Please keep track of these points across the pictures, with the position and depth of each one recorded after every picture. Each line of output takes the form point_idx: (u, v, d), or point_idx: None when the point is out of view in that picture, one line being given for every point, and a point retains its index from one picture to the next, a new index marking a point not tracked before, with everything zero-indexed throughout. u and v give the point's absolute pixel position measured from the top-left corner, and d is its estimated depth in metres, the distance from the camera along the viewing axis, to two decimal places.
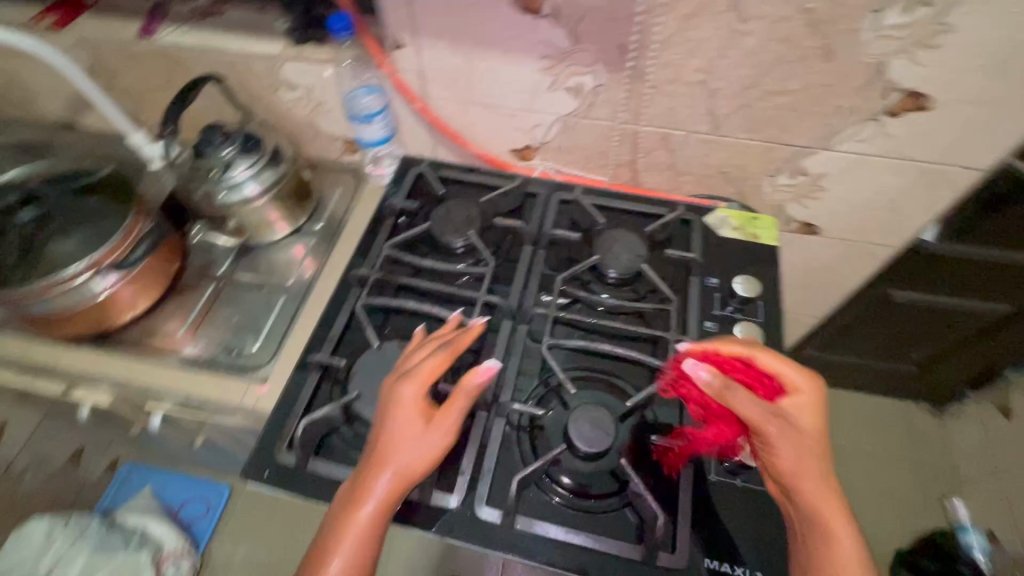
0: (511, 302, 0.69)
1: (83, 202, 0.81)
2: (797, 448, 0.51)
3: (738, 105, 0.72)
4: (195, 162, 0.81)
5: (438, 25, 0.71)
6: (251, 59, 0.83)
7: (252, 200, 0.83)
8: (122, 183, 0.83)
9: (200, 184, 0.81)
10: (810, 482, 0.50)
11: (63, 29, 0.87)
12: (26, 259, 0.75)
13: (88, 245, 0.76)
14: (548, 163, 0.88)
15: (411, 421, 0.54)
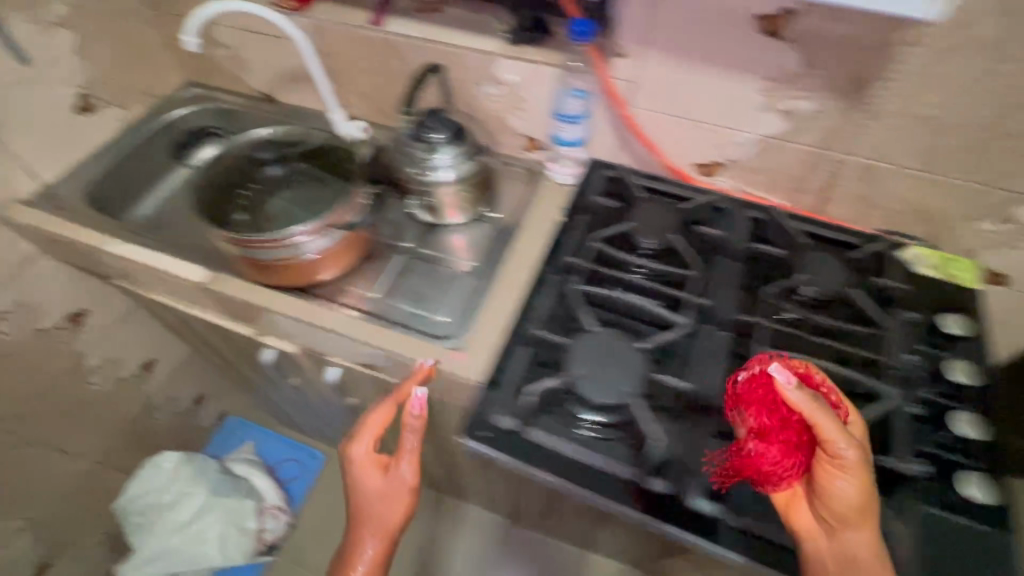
0: (715, 306, 0.73)
1: (314, 174, 0.90)
2: (865, 486, 0.51)
3: (962, 144, 0.72)
4: (405, 141, 0.87)
5: (671, 40, 0.75)
6: (469, 54, 0.89)
7: (437, 185, 0.88)
8: (343, 162, 0.91)
9: (404, 158, 0.88)
10: (864, 518, 0.52)
11: (299, 11, 0.96)
12: (263, 213, 0.85)
13: (311, 214, 0.85)
14: (733, 182, 0.90)
15: (373, 476, 0.71)
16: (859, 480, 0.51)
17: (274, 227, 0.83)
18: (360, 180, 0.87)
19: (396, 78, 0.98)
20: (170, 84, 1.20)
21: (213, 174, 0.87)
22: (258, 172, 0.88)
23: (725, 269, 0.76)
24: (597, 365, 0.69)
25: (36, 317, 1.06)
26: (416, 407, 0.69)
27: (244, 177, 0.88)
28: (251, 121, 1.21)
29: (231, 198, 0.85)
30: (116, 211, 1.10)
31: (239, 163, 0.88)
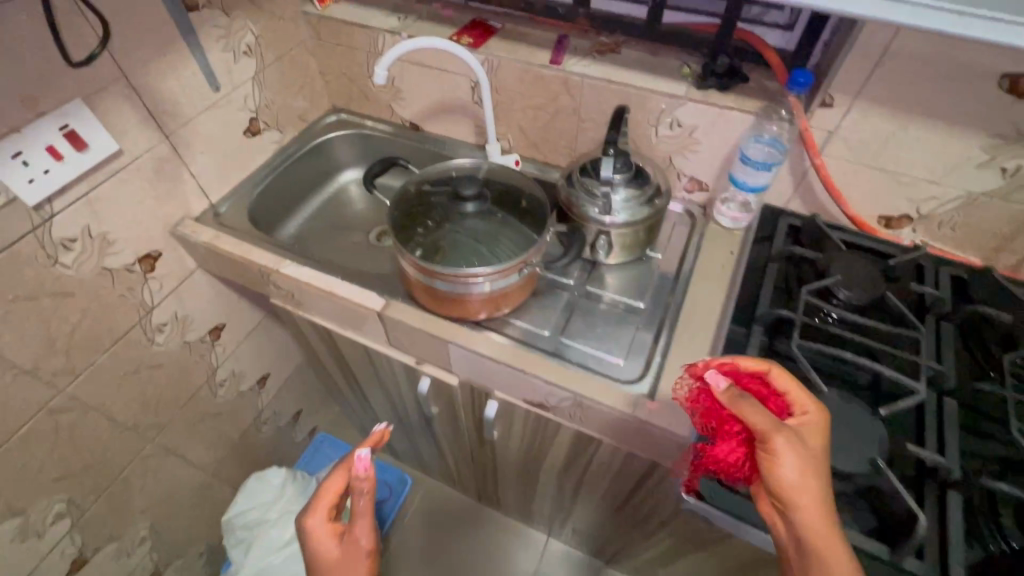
0: (948, 370, 0.67)
1: (498, 209, 0.87)
2: (803, 466, 0.52)
3: None
4: (585, 182, 0.86)
5: (890, 92, 0.73)
6: (653, 95, 0.89)
7: (595, 221, 0.86)
8: (525, 203, 0.89)
9: (574, 192, 0.87)
10: (808, 499, 0.51)
11: (477, 48, 0.98)
12: (446, 240, 0.83)
13: (492, 249, 0.81)
14: (921, 236, 0.87)
15: (327, 543, 0.72)
16: (799, 466, 0.51)
17: (456, 258, 0.80)
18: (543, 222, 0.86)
19: (563, 115, 0.99)
20: (319, 109, 1.23)
21: (404, 203, 0.89)
22: (447, 203, 0.87)
23: (941, 331, 0.72)
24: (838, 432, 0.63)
25: (186, 330, 1.08)
26: (361, 468, 0.73)
27: (434, 205, 0.88)
28: (394, 148, 1.23)
29: (410, 228, 0.85)
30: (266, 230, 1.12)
31: (429, 194, 0.90)
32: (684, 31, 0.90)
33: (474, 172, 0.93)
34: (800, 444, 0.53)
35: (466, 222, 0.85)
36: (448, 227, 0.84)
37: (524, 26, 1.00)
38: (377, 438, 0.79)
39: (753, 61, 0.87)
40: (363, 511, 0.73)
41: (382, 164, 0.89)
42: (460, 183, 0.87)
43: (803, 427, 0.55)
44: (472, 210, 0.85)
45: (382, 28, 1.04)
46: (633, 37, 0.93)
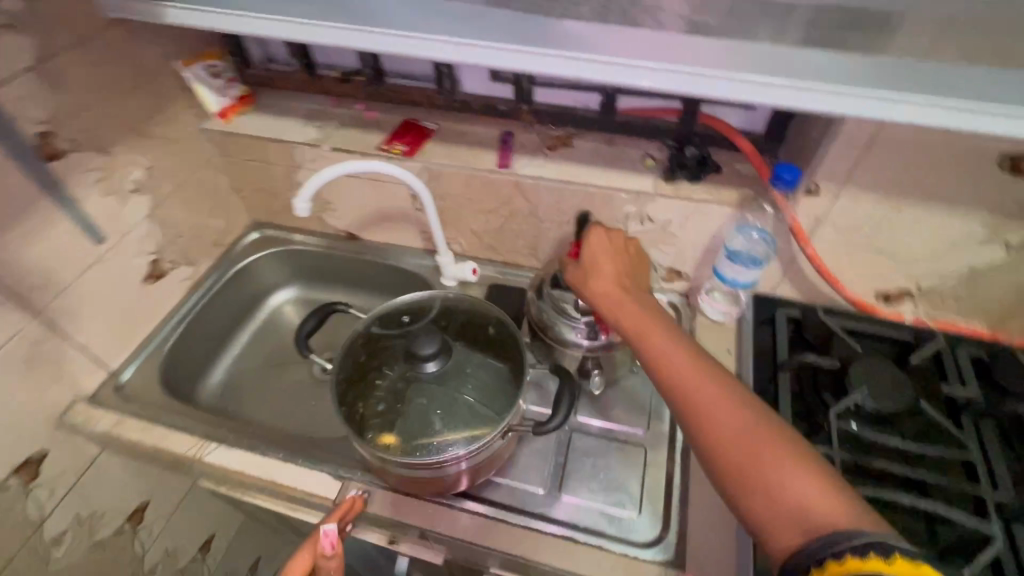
0: (1011, 498, 0.58)
1: (466, 361, 0.75)
2: (587, 278, 0.62)
3: None
4: (560, 299, 0.74)
5: (881, 177, 0.66)
6: (617, 194, 0.79)
7: (568, 346, 0.75)
8: (495, 346, 0.77)
9: (543, 312, 0.76)
10: (600, 302, 0.60)
11: (412, 156, 0.86)
12: (407, 413, 0.70)
13: (463, 412, 0.70)
14: (923, 310, 0.79)
15: None
16: (594, 282, 0.61)
17: (422, 442, 0.68)
18: (519, 371, 0.74)
19: (519, 218, 0.88)
20: (237, 228, 1.07)
21: (351, 364, 0.75)
22: (402, 363, 0.74)
23: (984, 438, 0.64)
24: None
25: (96, 529, 0.87)
26: (328, 545, 0.62)
27: (388, 366, 0.74)
28: (329, 262, 1.08)
29: (363, 397, 0.72)
30: (179, 387, 0.93)
31: (381, 348, 0.77)
32: (641, 118, 0.81)
33: (430, 311, 0.81)
34: (583, 269, 0.63)
35: (428, 387, 0.71)
36: (407, 389, 0.71)
37: (462, 125, 0.89)
38: (348, 506, 0.67)
39: (719, 146, 0.79)
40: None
41: (317, 320, 0.79)
42: (416, 340, 0.74)
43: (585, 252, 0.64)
44: (435, 371, 0.72)
45: (298, 141, 0.91)
46: (585, 128, 0.84)
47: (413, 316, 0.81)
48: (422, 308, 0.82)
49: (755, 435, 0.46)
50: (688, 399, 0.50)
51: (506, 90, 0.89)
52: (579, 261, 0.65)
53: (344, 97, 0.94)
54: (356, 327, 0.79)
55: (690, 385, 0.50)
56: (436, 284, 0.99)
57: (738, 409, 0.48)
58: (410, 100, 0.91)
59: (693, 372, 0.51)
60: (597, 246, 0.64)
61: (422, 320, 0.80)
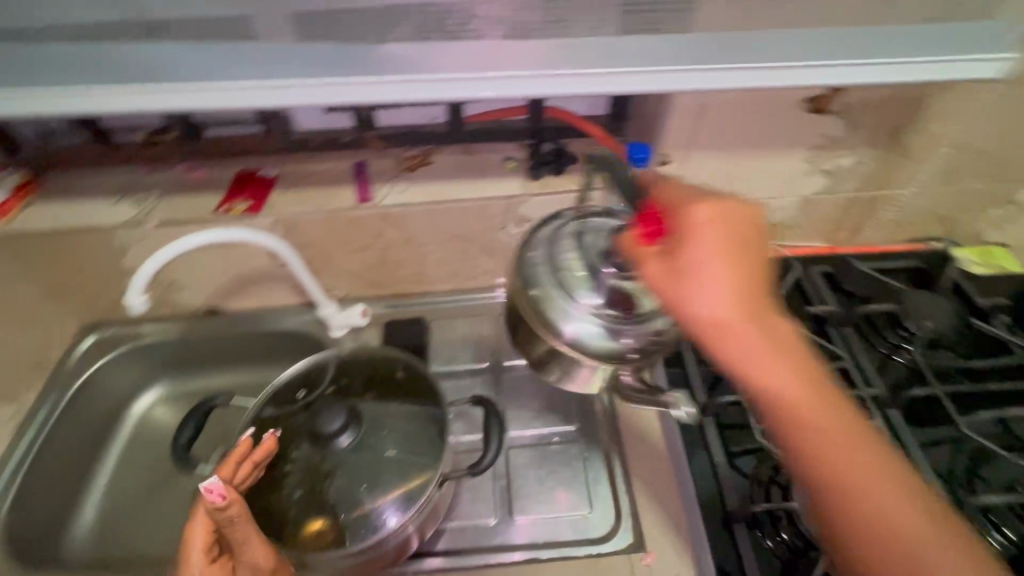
0: (883, 389, 0.67)
1: (381, 420, 0.69)
2: (692, 294, 0.40)
3: (979, 158, 0.76)
4: (563, 263, 0.51)
5: (716, 137, 0.71)
6: (489, 203, 0.78)
7: (551, 333, 0.50)
8: (407, 392, 0.72)
9: (534, 276, 0.51)
10: (715, 336, 0.40)
11: (259, 212, 0.77)
12: (331, 497, 0.64)
13: (392, 470, 0.65)
14: (778, 242, 0.87)
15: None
16: (712, 317, 0.39)
17: (356, 521, 0.63)
18: (437, 411, 0.70)
19: (396, 247, 0.84)
20: (65, 337, 0.89)
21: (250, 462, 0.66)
22: (309, 446, 0.67)
23: (852, 342, 0.73)
24: None
25: None
26: (217, 498, 0.53)
27: (295, 452, 0.67)
28: (194, 345, 0.94)
29: (276, 493, 0.65)
30: (32, 551, 0.77)
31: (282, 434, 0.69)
32: (489, 122, 0.82)
33: (328, 376, 0.74)
34: (681, 282, 0.40)
35: (347, 461, 0.66)
36: (326, 467, 0.65)
37: (308, 164, 0.81)
38: (249, 447, 0.62)
39: (572, 134, 0.81)
40: (246, 534, 0.55)
41: (193, 428, 0.67)
42: (318, 417, 0.67)
43: (681, 248, 0.41)
44: (351, 443, 0.67)
45: (115, 223, 0.77)
46: (439, 142, 0.81)
47: (308, 388, 0.73)
48: (318, 375, 0.74)
49: (914, 533, 0.38)
50: (847, 488, 0.40)
51: (346, 118, 0.83)
52: (672, 261, 0.41)
53: (161, 160, 0.82)
54: (246, 419, 0.70)
55: (843, 479, 0.40)
56: (326, 338, 0.91)
57: (907, 512, 0.39)
58: (242, 150, 0.82)
59: (847, 460, 0.40)
60: (712, 244, 0.40)
61: (321, 389, 0.73)
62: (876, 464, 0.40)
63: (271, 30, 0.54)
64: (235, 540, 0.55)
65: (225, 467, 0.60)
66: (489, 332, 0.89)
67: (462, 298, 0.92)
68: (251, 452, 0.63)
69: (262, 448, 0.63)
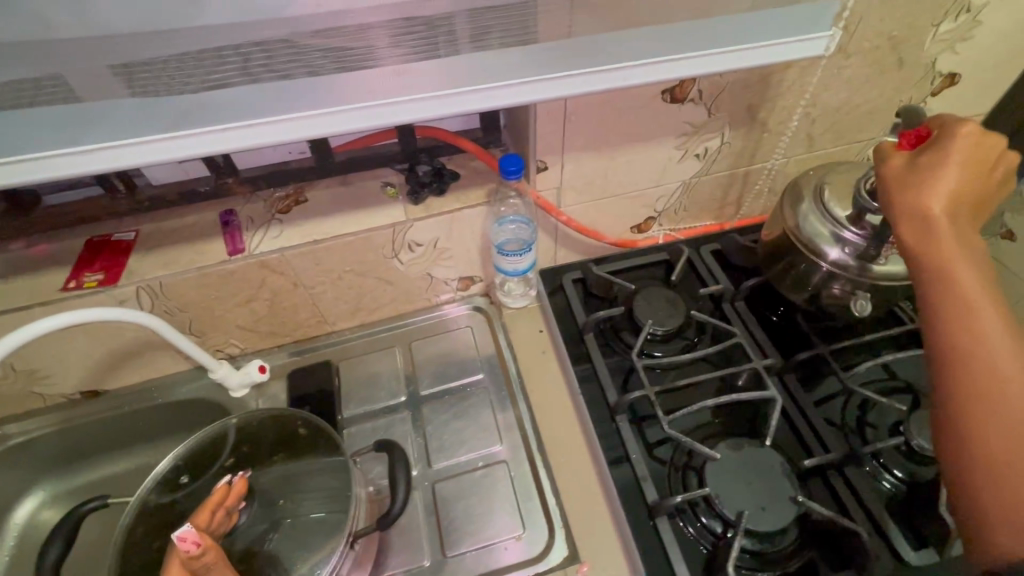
0: (775, 357, 0.70)
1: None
2: (932, 180, 0.47)
3: (828, 124, 0.81)
4: (820, 197, 0.66)
5: (587, 138, 0.72)
6: (373, 234, 0.74)
7: (807, 249, 0.65)
8: (311, 451, 0.68)
9: (829, 207, 0.64)
10: (913, 220, 0.48)
11: (115, 283, 0.70)
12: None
13: None
14: (668, 227, 0.90)
15: None
16: (940, 210, 0.47)
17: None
18: (342, 465, 0.66)
19: (284, 293, 0.78)
20: None
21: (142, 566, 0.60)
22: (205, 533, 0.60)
23: (743, 316, 0.76)
24: (755, 487, 0.59)
25: None
26: (190, 548, 0.52)
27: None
28: (76, 435, 0.85)
29: None
30: None
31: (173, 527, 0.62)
32: (359, 151, 0.79)
33: (221, 451, 0.69)
34: (913, 178, 0.48)
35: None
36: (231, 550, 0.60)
37: (167, 220, 0.74)
38: (222, 493, 0.61)
39: (449, 152, 0.79)
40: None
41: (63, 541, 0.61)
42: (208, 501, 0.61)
43: (936, 153, 0.48)
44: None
45: None
46: (311, 177, 0.77)
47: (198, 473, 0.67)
48: (207, 454, 0.68)
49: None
50: (976, 388, 0.43)
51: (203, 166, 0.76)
52: (911, 164, 0.49)
53: None
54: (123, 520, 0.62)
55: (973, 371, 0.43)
56: (226, 401, 0.84)
57: None
58: (85, 216, 0.74)
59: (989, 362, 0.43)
60: (972, 153, 0.48)
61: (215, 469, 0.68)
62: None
63: (83, 89, 0.47)
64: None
65: (203, 512, 0.60)
66: (401, 363, 0.85)
67: (368, 332, 0.89)
68: (227, 495, 0.62)
69: (236, 492, 0.63)
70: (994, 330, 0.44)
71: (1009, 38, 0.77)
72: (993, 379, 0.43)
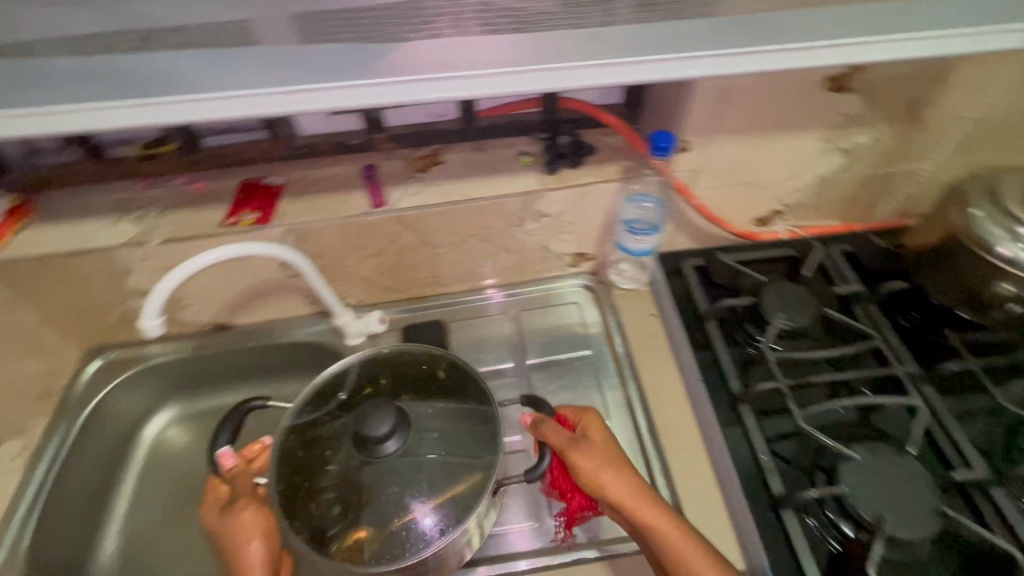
0: (915, 366, 0.67)
1: (422, 423, 0.67)
2: (614, 450, 0.63)
3: (995, 127, 0.75)
4: (997, 195, 0.63)
5: (736, 121, 0.70)
6: (505, 200, 0.76)
7: (981, 246, 0.62)
8: (456, 392, 0.71)
9: (1007, 205, 0.62)
10: (618, 484, 0.59)
11: (265, 224, 0.74)
12: (364, 504, 0.62)
13: (444, 476, 0.63)
14: (793, 223, 0.86)
15: (211, 518, 0.65)
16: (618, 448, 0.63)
17: (394, 534, 0.60)
18: (491, 412, 0.68)
19: (408, 250, 0.81)
20: (71, 363, 0.86)
21: (292, 472, 0.65)
22: (356, 451, 0.64)
23: (877, 319, 0.73)
24: (897, 492, 0.57)
25: None
26: (228, 461, 0.66)
27: (337, 458, 0.65)
28: (206, 364, 0.92)
29: (318, 501, 0.63)
30: None
31: (322, 438, 0.67)
32: (499, 117, 0.80)
33: (369, 380, 0.73)
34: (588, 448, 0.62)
35: (383, 469, 0.63)
36: (370, 477, 0.63)
37: (314, 171, 0.78)
38: None
39: (585, 126, 0.79)
40: (248, 489, 0.67)
41: (231, 428, 0.67)
42: (365, 420, 0.63)
43: (587, 431, 0.65)
44: (399, 450, 0.63)
45: (117, 243, 0.74)
46: (450, 140, 0.79)
47: (352, 392, 0.72)
48: (358, 378, 0.73)
49: None
50: None
51: (353, 121, 0.80)
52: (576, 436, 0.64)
53: (163, 174, 0.78)
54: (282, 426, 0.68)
55: None
56: (341, 347, 0.88)
57: None
58: (243, 159, 0.79)
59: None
60: (598, 454, 0.61)
61: (365, 391, 0.72)
62: None
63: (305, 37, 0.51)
64: (237, 494, 0.66)
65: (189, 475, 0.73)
66: (509, 331, 0.87)
67: (478, 298, 0.91)
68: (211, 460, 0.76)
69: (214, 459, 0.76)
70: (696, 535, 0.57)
71: None
72: None
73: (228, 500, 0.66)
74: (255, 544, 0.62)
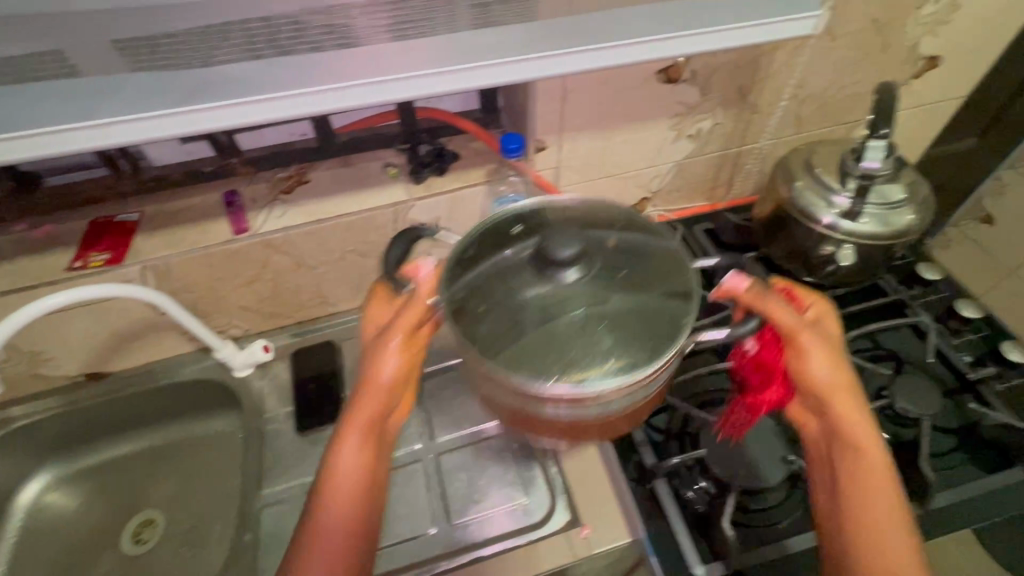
0: None
1: (611, 270, 0.56)
2: (835, 346, 0.56)
3: (815, 105, 0.84)
4: (812, 168, 0.70)
5: (584, 118, 0.74)
6: (376, 213, 0.75)
7: (803, 217, 0.69)
8: (632, 230, 0.59)
9: (819, 177, 0.68)
10: (829, 375, 0.54)
11: (118, 263, 0.70)
12: (521, 347, 0.51)
13: (630, 333, 0.51)
14: (662, 208, 0.92)
15: (387, 313, 0.56)
16: (836, 340, 0.57)
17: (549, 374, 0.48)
18: (672, 252, 0.57)
19: (285, 273, 0.80)
20: None
21: (470, 298, 0.54)
22: (532, 273, 0.55)
23: None
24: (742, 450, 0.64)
25: None
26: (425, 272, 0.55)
27: (517, 284, 0.54)
28: (82, 418, 0.85)
29: (503, 328, 0.52)
30: None
31: (485, 276, 0.55)
32: (360, 132, 0.81)
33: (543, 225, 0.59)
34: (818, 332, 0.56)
35: (545, 313, 0.53)
36: (540, 317, 0.53)
37: (171, 202, 0.75)
38: (372, 295, 0.57)
39: (448, 133, 0.81)
40: (403, 322, 0.53)
41: (400, 251, 0.57)
42: (545, 243, 0.55)
43: (818, 317, 0.58)
44: (574, 281, 0.55)
45: None
46: (314, 159, 0.78)
47: (529, 220, 0.60)
48: (539, 211, 0.60)
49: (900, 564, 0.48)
50: (859, 506, 0.51)
51: (205, 147, 0.78)
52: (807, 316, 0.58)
53: None
54: (447, 260, 0.56)
55: (874, 508, 0.50)
56: (229, 381, 0.86)
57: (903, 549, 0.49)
58: (89, 197, 0.74)
59: (872, 489, 0.51)
60: (825, 343, 0.55)
61: (542, 222, 0.60)
62: (895, 517, 0.50)
63: (98, 67, 0.48)
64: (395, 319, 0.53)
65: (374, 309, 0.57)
66: None
67: None
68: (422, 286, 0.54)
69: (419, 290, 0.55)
70: (870, 447, 0.53)
71: (987, 23, 0.81)
72: (874, 514, 0.50)
73: (387, 318, 0.56)
74: (390, 356, 0.52)
